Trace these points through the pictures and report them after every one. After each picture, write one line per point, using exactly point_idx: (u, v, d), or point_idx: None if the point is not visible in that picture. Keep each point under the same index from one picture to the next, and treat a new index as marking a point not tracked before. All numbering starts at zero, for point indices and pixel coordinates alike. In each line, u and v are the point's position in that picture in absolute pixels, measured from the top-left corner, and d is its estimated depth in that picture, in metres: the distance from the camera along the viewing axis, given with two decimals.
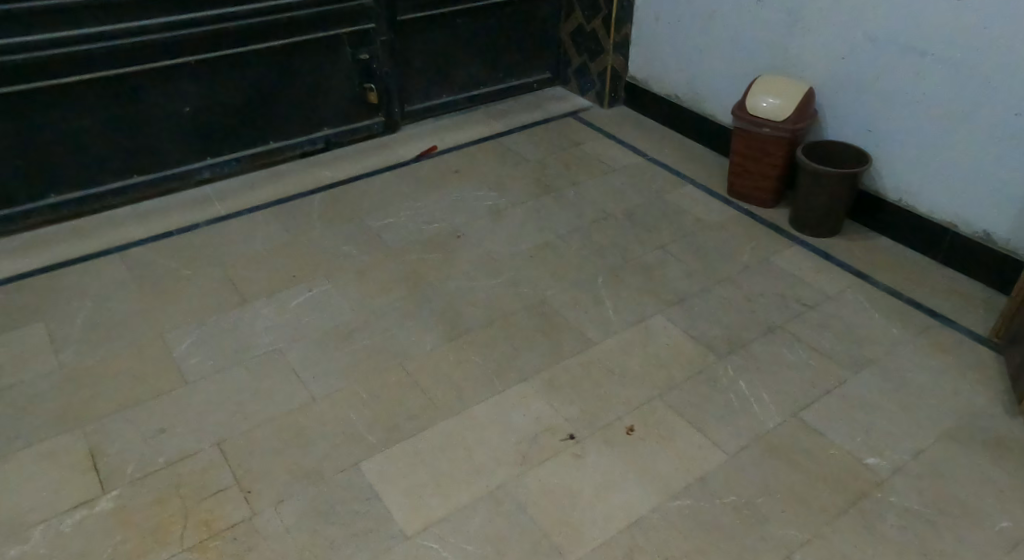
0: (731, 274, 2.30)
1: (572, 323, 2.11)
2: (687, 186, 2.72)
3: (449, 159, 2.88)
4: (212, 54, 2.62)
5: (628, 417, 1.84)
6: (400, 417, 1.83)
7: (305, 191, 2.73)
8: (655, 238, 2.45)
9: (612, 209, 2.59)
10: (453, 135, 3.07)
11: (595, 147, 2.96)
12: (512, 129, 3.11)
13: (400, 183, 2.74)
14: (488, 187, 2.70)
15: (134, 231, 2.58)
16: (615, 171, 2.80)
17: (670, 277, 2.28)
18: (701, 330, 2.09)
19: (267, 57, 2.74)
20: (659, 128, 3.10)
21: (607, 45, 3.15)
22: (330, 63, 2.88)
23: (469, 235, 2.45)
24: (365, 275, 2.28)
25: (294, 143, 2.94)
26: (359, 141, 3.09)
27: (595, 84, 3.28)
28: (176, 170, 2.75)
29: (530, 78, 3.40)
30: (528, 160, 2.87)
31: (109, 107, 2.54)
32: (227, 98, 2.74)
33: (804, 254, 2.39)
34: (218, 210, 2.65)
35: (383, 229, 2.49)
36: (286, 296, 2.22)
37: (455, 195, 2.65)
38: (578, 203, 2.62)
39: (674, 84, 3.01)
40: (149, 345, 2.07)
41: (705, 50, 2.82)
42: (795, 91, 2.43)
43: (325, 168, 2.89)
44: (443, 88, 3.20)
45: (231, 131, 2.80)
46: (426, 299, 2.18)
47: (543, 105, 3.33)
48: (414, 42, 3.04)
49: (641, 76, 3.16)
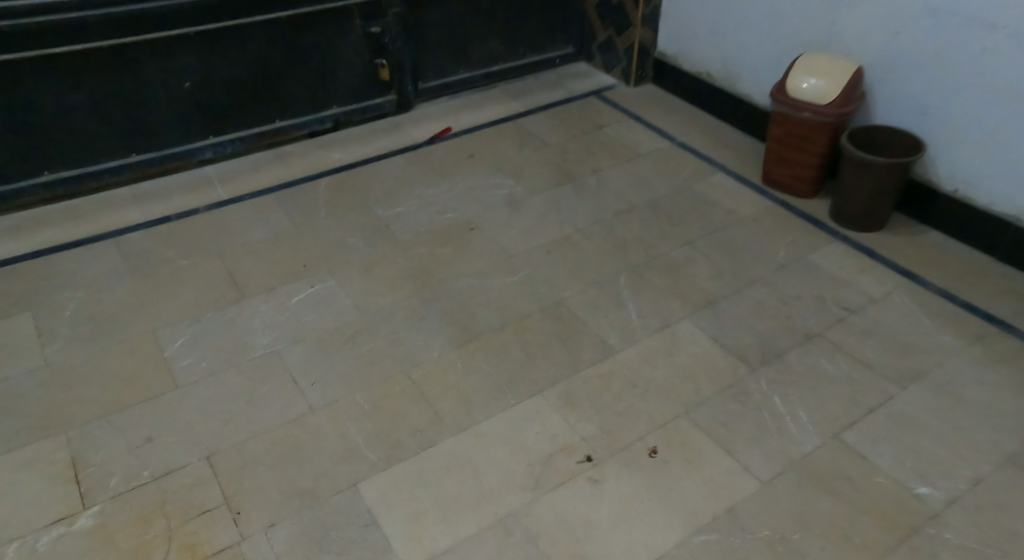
0: (765, 274, 2.12)
1: (591, 329, 1.96)
2: (717, 174, 2.53)
3: (464, 143, 2.71)
4: (212, 25, 2.43)
5: (650, 437, 1.69)
6: (403, 432, 1.70)
7: (311, 175, 2.57)
8: (683, 232, 2.28)
9: (637, 200, 2.42)
10: (469, 116, 2.89)
11: (620, 131, 2.77)
12: (532, 110, 2.93)
13: (411, 168, 2.58)
14: (504, 174, 2.54)
15: (131, 215, 2.38)
16: (641, 157, 2.62)
17: (698, 278, 2.11)
18: (731, 337, 1.92)
19: (273, 29, 2.55)
20: (688, 109, 2.90)
21: (635, 18, 2.93)
22: (339, 36, 2.68)
23: (484, 228, 2.30)
24: (372, 271, 2.14)
25: (301, 122, 2.76)
26: (370, 121, 2.91)
27: (622, 61, 3.07)
28: (176, 150, 2.58)
29: (552, 53, 3.19)
30: (548, 144, 2.70)
31: (104, 82, 2.37)
32: (229, 73, 2.55)
33: (847, 252, 2.20)
34: (218, 195, 2.48)
35: (392, 220, 2.34)
36: (287, 293, 2.07)
37: (469, 183, 2.49)
38: (600, 194, 2.44)
39: (706, 62, 2.80)
40: (140, 343, 1.92)
41: (742, 24, 2.60)
42: (842, 72, 2.21)
43: (333, 150, 2.72)
44: (459, 64, 3.01)
45: (234, 108, 2.62)
46: (434, 300, 2.04)
47: (565, 83, 3.13)
48: (429, 14, 2.84)
49: (670, 52, 2.95)
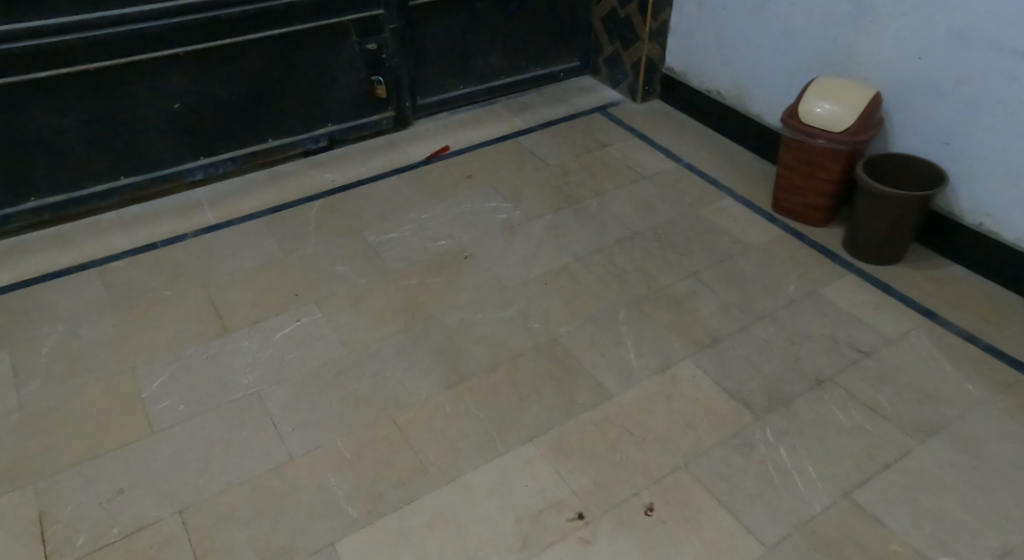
0: (774, 310, 2.01)
1: (587, 369, 1.86)
2: (725, 199, 2.43)
3: (462, 162, 2.61)
4: (203, 44, 2.33)
5: (647, 492, 1.59)
6: (385, 484, 1.61)
7: (303, 198, 2.47)
8: (687, 263, 2.17)
9: (640, 226, 2.31)
10: (469, 133, 2.79)
11: (624, 151, 2.67)
12: (533, 127, 2.83)
13: (406, 189, 2.48)
14: (501, 196, 2.43)
15: (118, 242, 2.31)
16: (645, 180, 2.52)
17: (703, 313, 2.01)
18: (736, 381, 1.82)
19: (266, 47, 2.44)
20: (696, 127, 2.79)
21: (642, 33, 2.82)
22: (333, 52, 2.57)
23: (478, 255, 2.20)
24: (360, 302, 2.05)
25: (294, 141, 2.65)
26: (366, 138, 2.79)
27: (628, 76, 2.97)
28: (166, 172, 2.48)
29: (556, 67, 3.09)
30: (549, 165, 2.59)
31: (91, 104, 2.27)
32: (221, 93, 2.45)
33: (861, 286, 2.09)
34: (208, 220, 2.39)
35: (384, 246, 2.24)
36: (271, 327, 1.99)
37: (465, 206, 2.39)
38: (602, 219, 2.34)
39: (716, 79, 2.70)
40: (118, 383, 1.84)
41: (753, 41, 2.50)
42: (858, 97, 2.12)
43: (327, 170, 2.61)
44: (459, 79, 2.91)
45: (226, 127, 2.52)
46: (424, 335, 1.95)
47: (569, 98, 3.02)
48: (428, 29, 2.74)
49: (679, 68, 2.84)
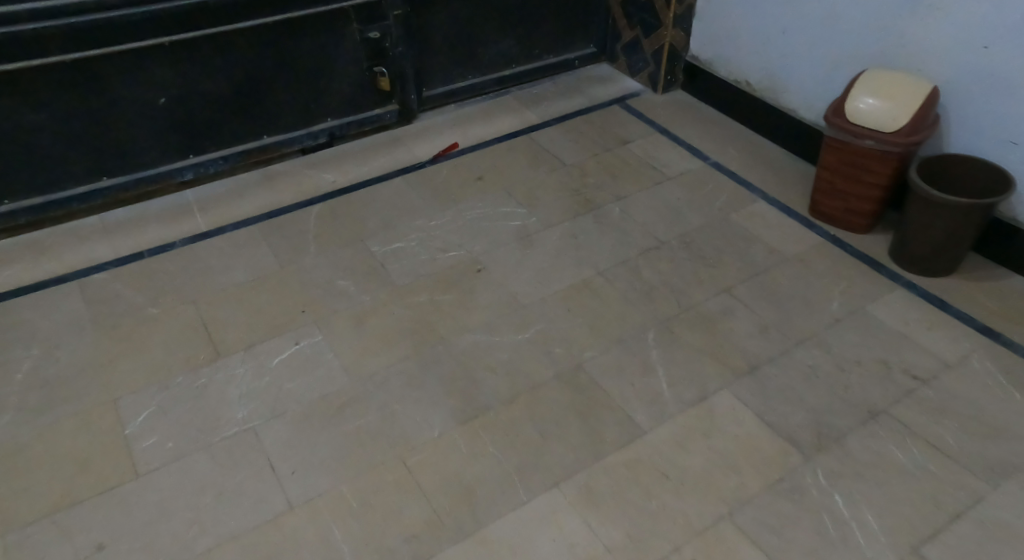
0: (818, 330, 1.83)
1: (615, 400, 1.68)
2: (758, 202, 2.25)
3: (472, 162, 2.42)
4: (190, 34, 2.11)
5: (687, 548, 1.43)
6: (396, 539, 1.45)
7: (301, 202, 2.27)
8: (721, 276, 1.99)
9: (667, 234, 2.13)
10: (478, 128, 2.60)
11: (646, 148, 2.48)
12: (548, 121, 2.63)
13: (413, 192, 2.29)
14: (515, 201, 2.25)
15: (98, 251, 2.10)
16: (671, 181, 2.33)
17: (740, 334, 1.83)
18: (782, 414, 1.64)
19: (259, 36, 2.23)
20: (723, 122, 2.60)
21: (666, 18, 2.61)
22: (332, 42, 2.36)
23: (492, 269, 2.02)
24: (364, 323, 1.87)
25: (290, 138, 2.44)
26: (367, 133, 2.59)
27: (649, 65, 2.76)
28: (153, 171, 2.27)
29: (570, 54, 2.88)
30: (566, 165, 2.40)
31: (66, 99, 2.07)
32: (210, 87, 2.24)
33: (912, 301, 1.91)
34: (197, 226, 2.18)
35: (389, 258, 2.06)
36: (266, 352, 1.80)
37: (476, 212, 2.21)
38: (625, 227, 2.16)
39: (747, 69, 2.50)
40: (97, 417, 1.66)
41: (791, 28, 2.30)
42: (913, 95, 1.92)
43: (327, 170, 2.41)
44: (467, 68, 2.70)
45: (217, 124, 2.32)
46: (434, 361, 1.77)
47: (585, 89, 2.82)
48: (435, 15, 2.53)
49: (705, 56, 2.64)
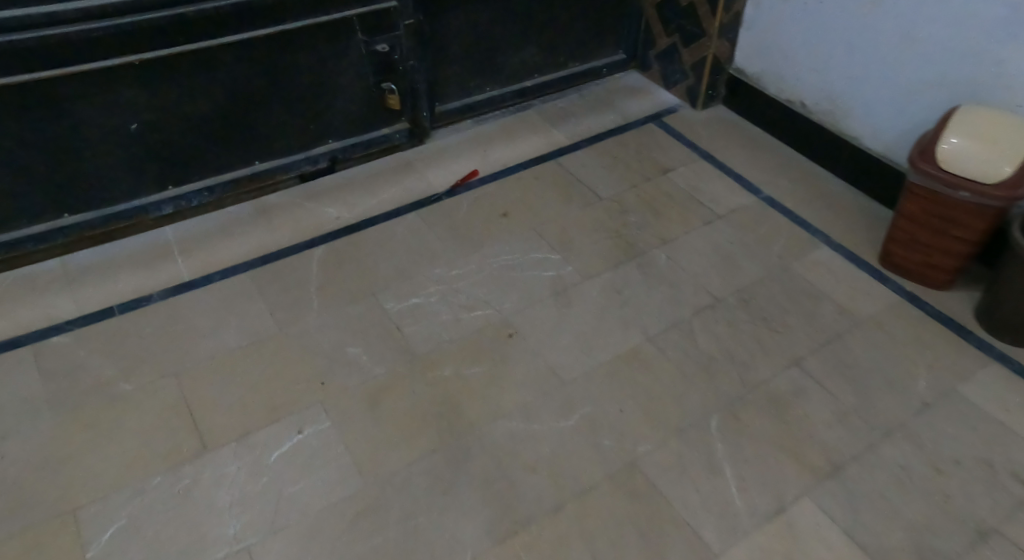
0: (906, 419, 1.58)
1: (679, 512, 1.44)
2: (820, 249, 1.97)
3: (495, 195, 2.13)
4: (166, 51, 1.80)
5: None
6: None
7: (300, 243, 1.98)
8: (788, 345, 1.73)
9: (722, 289, 1.86)
10: (499, 150, 2.30)
11: (689, 179, 2.20)
12: (578, 143, 2.33)
13: (429, 232, 2.01)
14: (548, 244, 1.98)
15: (60, 306, 1.79)
16: (721, 220, 2.06)
17: (816, 423, 1.58)
18: (874, 533, 1.41)
19: (249, 52, 1.92)
20: (773, 145, 2.32)
21: (710, 27, 2.29)
22: (334, 56, 2.05)
23: (525, 333, 1.76)
24: (379, 405, 1.60)
25: (285, 163, 2.14)
26: (375, 155, 2.28)
27: (687, 77, 2.45)
28: (124, 207, 1.97)
29: (598, 61, 2.58)
30: (601, 199, 2.12)
31: (19, 128, 1.75)
32: (191, 110, 1.93)
33: (1010, 381, 1.66)
34: (179, 274, 1.88)
35: (406, 318, 1.79)
36: (262, 443, 1.53)
37: (503, 259, 1.94)
38: (674, 279, 1.89)
39: (803, 88, 2.20)
40: (56, 534, 1.39)
41: (860, 47, 2.00)
42: (1020, 141, 1.63)
43: (329, 202, 2.11)
44: (485, 79, 2.40)
45: (201, 151, 2.01)
46: (463, 458, 1.52)
47: (616, 103, 2.52)
48: (450, 22, 2.22)
49: (751, 70, 2.34)
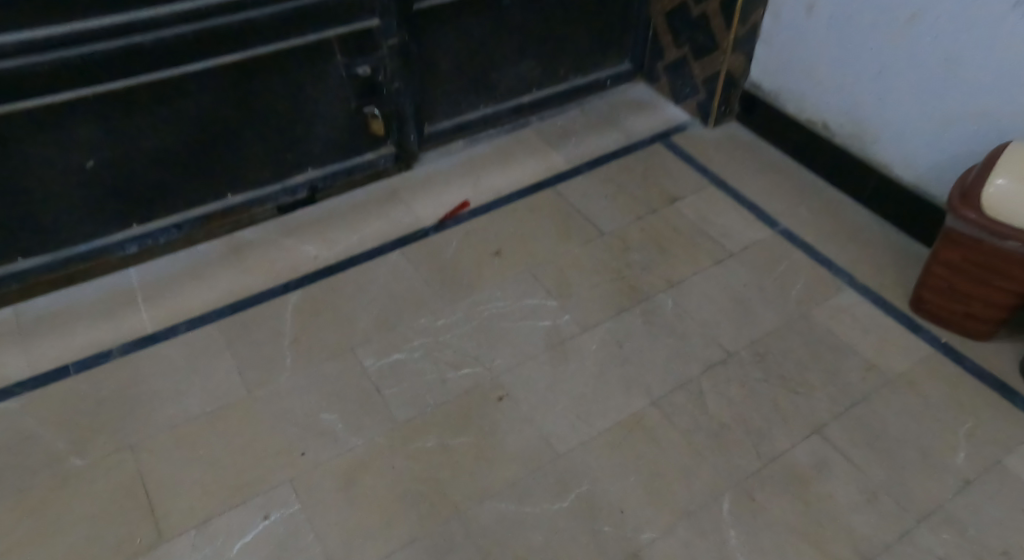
0: (943, 499, 1.42)
1: None
2: (845, 292, 1.81)
3: (488, 229, 1.96)
4: (119, 84, 1.62)
5: None
6: None
7: (276, 288, 1.82)
8: (808, 409, 1.57)
9: (734, 341, 1.71)
10: (493, 176, 2.12)
11: (700, 209, 2.03)
12: (579, 167, 2.15)
13: (414, 274, 1.84)
14: (544, 289, 1.81)
15: (10, 365, 1.64)
16: (734, 258, 1.90)
17: (841, 505, 1.42)
18: None
19: (216, 80, 1.75)
20: (791, 169, 2.15)
21: (724, 41, 2.12)
22: (311, 80, 1.87)
23: (518, 395, 1.60)
24: (356, 484, 1.45)
25: (261, 196, 1.97)
26: (359, 183, 2.11)
27: (698, 92, 2.29)
28: (84, 249, 1.80)
29: (602, 73, 2.39)
30: (603, 234, 1.95)
31: None
32: (153, 144, 1.76)
33: None
34: (142, 325, 1.73)
35: (387, 377, 1.63)
36: (226, 533, 1.39)
37: (494, 306, 1.77)
38: (681, 329, 1.73)
39: (825, 109, 2.03)
40: None
41: (893, 68, 1.82)
42: None
43: (307, 238, 1.94)
44: (479, 97, 2.21)
45: (166, 186, 1.84)
46: (448, 548, 1.37)
47: (621, 120, 2.34)
48: (440, 38, 2.03)
49: (768, 87, 2.18)
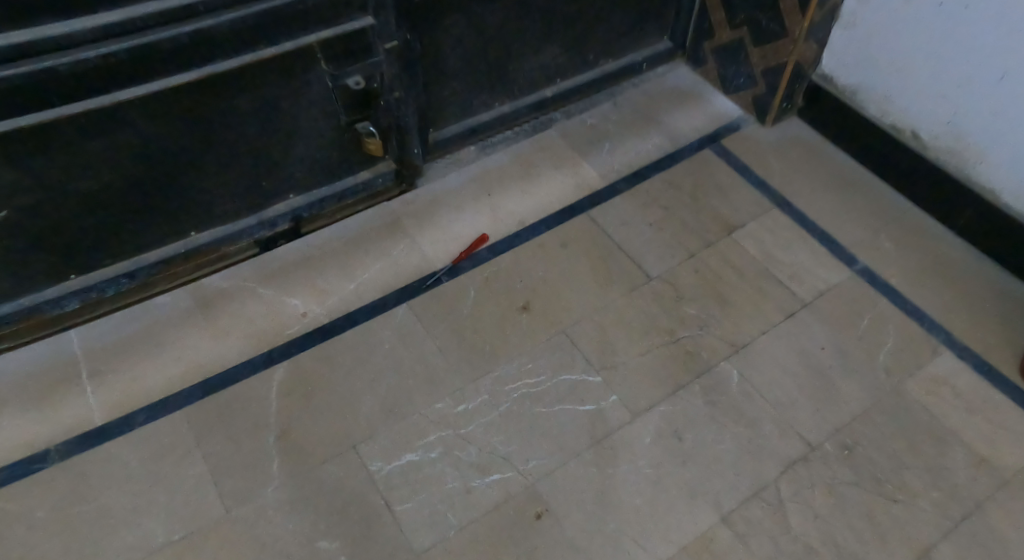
0: None
1: None
2: (943, 356, 1.54)
3: (512, 274, 1.61)
4: (31, 118, 1.26)
5: None
6: None
7: (256, 358, 1.49)
8: (912, 526, 1.33)
9: (815, 430, 1.43)
10: (513, 198, 1.76)
11: (766, 243, 1.70)
12: (616, 183, 1.79)
13: (427, 339, 1.51)
14: (584, 359, 1.49)
15: None
16: (808, 309, 1.59)
17: None
18: None
19: (166, 105, 1.36)
20: (871, 185, 1.83)
21: (795, 27, 1.74)
22: (289, 94, 1.48)
23: (560, 511, 1.32)
24: None
25: (231, 232, 1.61)
26: (352, 211, 1.74)
27: (756, 84, 1.91)
28: (7, 310, 1.45)
29: (638, 55, 2.01)
30: (651, 279, 1.62)
31: None
32: (88, 189, 1.39)
33: None
34: (87, 415, 1.41)
35: (396, 489, 1.34)
36: None
37: (526, 383, 1.46)
38: (751, 413, 1.44)
39: (920, 115, 1.70)
40: None
41: (1017, 73, 1.49)
42: None
43: (292, 287, 1.60)
44: (493, 93, 1.82)
45: (113, 233, 1.48)
46: None
47: (660, 116, 1.96)
48: (448, 30, 1.63)
49: (847, 81, 1.82)
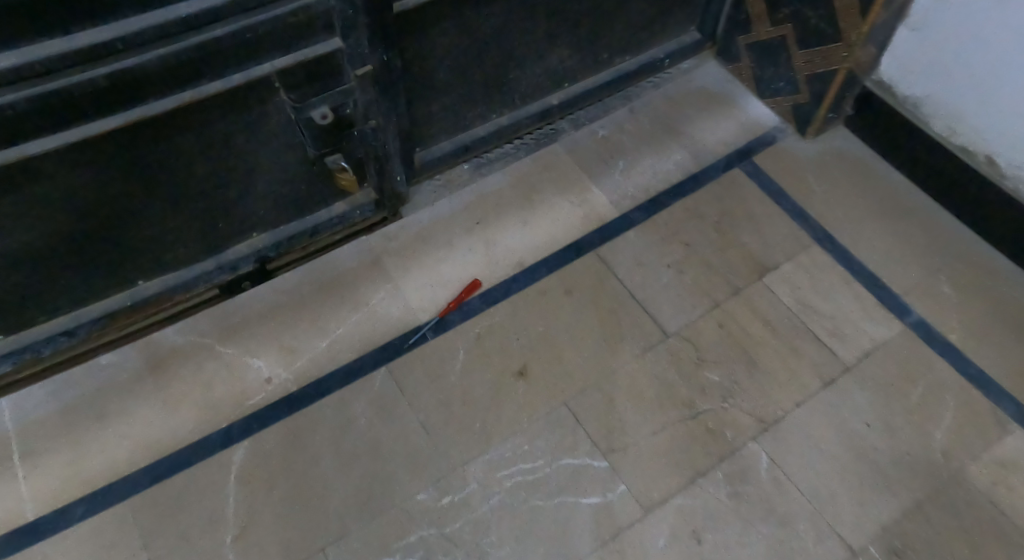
0: None
1: None
2: (1010, 434, 1.32)
3: (508, 331, 1.40)
4: None
5: None
6: None
7: (214, 436, 1.30)
8: None
9: (858, 529, 1.23)
10: (511, 233, 1.53)
11: (804, 290, 1.46)
12: (631, 213, 1.56)
13: (408, 413, 1.32)
14: (589, 438, 1.29)
15: None
16: (852, 374, 1.37)
17: None
18: None
19: (90, 156, 1.13)
20: (930, 212, 1.57)
21: (851, 31, 1.46)
22: (244, 131, 1.24)
23: None
24: None
25: (185, 279, 1.37)
26: (329, 248, 1.51)
27: (798, 92, 1.64)
28: None
29: (659, 50, 1.73)
30: (668, 337, 1.40)
31: None
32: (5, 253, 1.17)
33: None
34: (19, 506, 1.24)
35: None
36: None
37: (522, 470, 1.26)
38: (783, 508, 1.24)
39: (1000, 139, 1.43)
40: None
41: None
42: None
43: (257, 346, 1.39)
44: (490, 105, 1.57)
45: (38, 296, 1.25)
46: None
47: (683, 127, 1.70)
48: (434, 42, 1.37)
49: (909, 92, 1.54)
